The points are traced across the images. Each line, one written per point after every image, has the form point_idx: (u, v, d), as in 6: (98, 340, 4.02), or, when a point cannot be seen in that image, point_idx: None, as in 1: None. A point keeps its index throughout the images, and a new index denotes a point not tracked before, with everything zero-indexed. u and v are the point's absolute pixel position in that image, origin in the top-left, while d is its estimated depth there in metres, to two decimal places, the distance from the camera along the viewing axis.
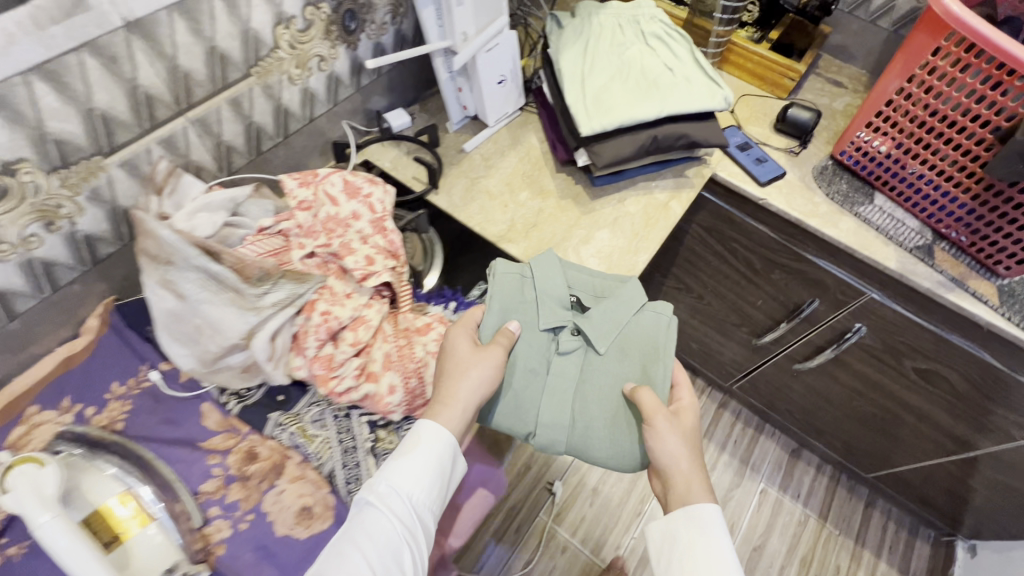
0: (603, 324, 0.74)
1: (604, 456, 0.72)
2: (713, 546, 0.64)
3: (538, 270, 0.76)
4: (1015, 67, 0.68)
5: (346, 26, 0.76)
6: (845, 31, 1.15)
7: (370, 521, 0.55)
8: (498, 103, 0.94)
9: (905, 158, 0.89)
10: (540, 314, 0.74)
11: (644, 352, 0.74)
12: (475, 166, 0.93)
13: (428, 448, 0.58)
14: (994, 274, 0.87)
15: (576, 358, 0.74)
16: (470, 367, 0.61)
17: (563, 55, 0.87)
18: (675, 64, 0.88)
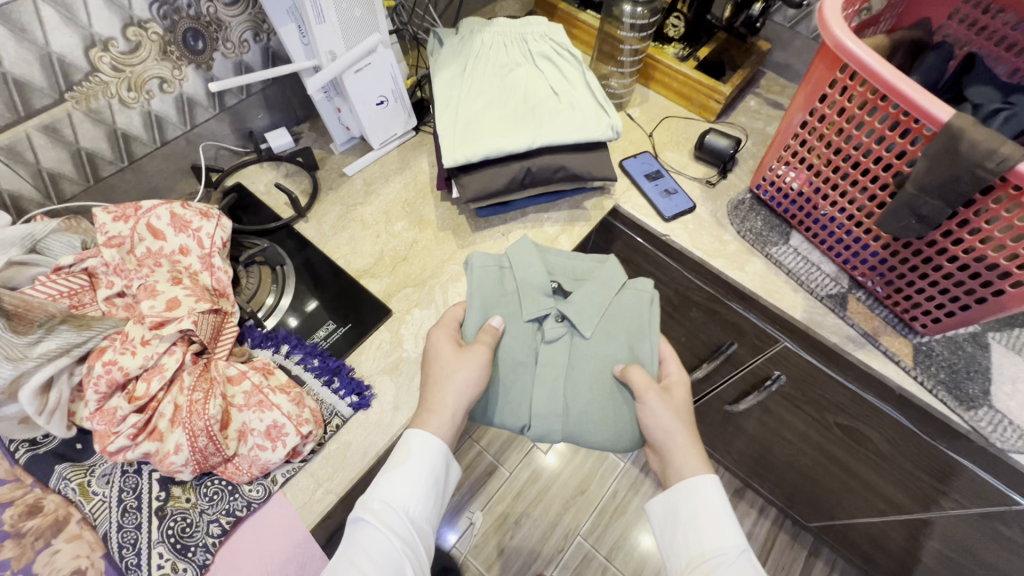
0: (585, 307, 0.75)
1: (604, 439, 0.73)
2: (716, 515, 0.65)
3: (516, 259, 0.76)
4: (907, 107, 0.61)
5: (190, 46, 0.72)
6: (787, 48, 1.06)
7: (370, 539, 0.58)
8: (381, 125, 0.88)
9: (816, 198, 0.80)
10: (523, 305, 0.74)
11: (630, 331, 0.76)
12: (355, 191, 0.88)
13: (418, 463, 0.61)
14: (912, 330, 0.78)
15: (563, 347, 0.74)
16: (455, 371, 0.64)
17: (439, 78, 0.81)
18: (562, 88, 0.81)
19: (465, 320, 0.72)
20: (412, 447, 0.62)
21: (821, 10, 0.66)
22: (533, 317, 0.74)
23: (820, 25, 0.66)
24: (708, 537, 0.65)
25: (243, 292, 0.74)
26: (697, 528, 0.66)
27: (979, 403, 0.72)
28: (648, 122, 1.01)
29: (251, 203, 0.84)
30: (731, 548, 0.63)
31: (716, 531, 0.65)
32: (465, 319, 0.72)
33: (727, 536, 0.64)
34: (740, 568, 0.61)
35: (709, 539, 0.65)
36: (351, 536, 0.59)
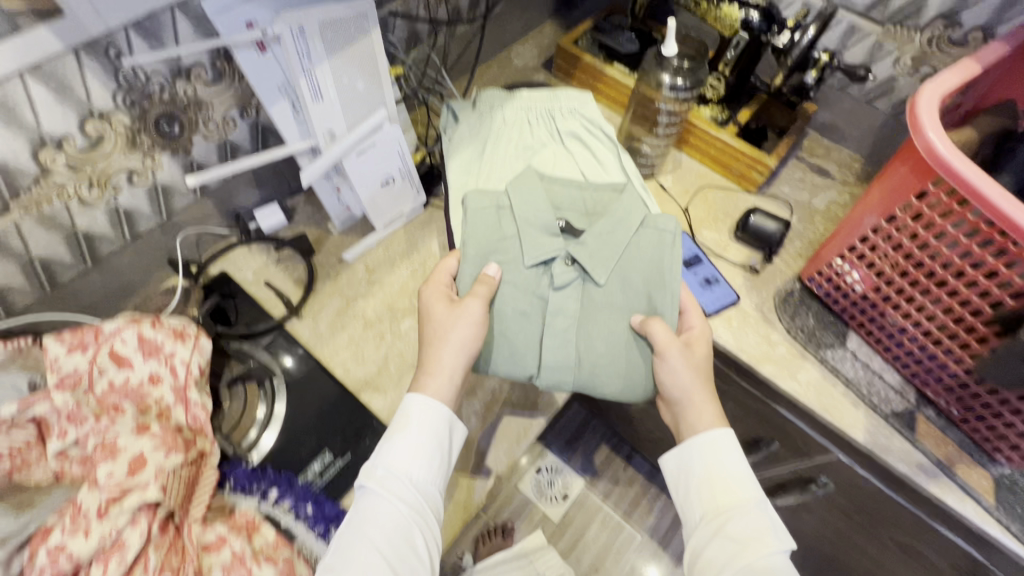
0: (598, 249, 0.66)
1: (618, 392, 0.65)
2: (732, 470, 0.60)
3: (516, 198, 0.68)
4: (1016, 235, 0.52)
5: (164, 132, 0.61)
6: (834, 109, 0.95)
7: (375, 511, 0.54)
8: (387, 205, 0.78)
9: (884, 305, 0.70)
10: (526, 250, 0.66)
11: (648, 277, 0.66)
12: (356, 281, 0.78)
13: (421, 428, 0.57)
14: (993, 460, 0.69)
15: (569, 295, 0.66)
16: (451, 327, 0.60)
17: (455, 163, 0.73)
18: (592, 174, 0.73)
19: (459, 272, 0.65)
20: (411, 413, 0.57)
21: (914, 101, 0.57)
22: (531, 265, 0.67)
23: (914, 129, 0.56)
24: (723, 490, 0.59)
25: (227, 418, 0.65)
26: (711, 482, 0.60)
27: None
28: (682, 194, 0.91)
29: (237, 295, 0.74)
30: (746, 501, 0.59)
31: (732, 483, 0.59)
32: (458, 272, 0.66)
33: (744, 487, 0.59)
34: (756, 520, 0.57)
35: (725, 493, 0.59)
36: (356, 509, 0.55)
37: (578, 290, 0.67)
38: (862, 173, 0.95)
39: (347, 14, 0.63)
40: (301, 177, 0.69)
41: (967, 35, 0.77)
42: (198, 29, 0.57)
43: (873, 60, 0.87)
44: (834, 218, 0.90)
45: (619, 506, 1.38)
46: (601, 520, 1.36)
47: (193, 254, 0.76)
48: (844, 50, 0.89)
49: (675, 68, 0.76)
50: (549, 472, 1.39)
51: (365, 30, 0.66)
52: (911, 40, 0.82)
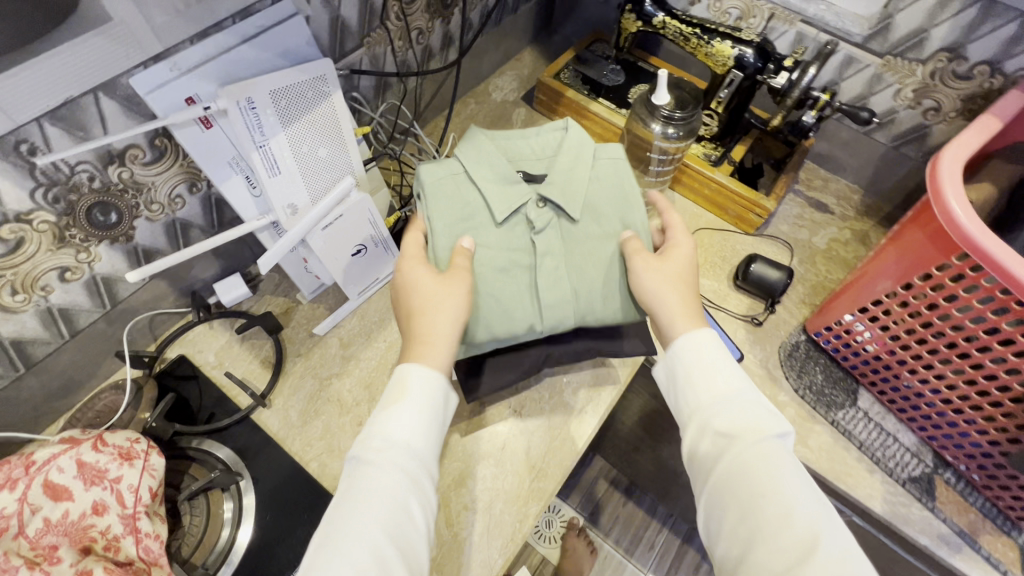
0: (565, 187, 0.61)
1: (616, 315, 0.61)
2: (713, 365, 0.54)
3: (472, 157, 0.61)
4: None
5: (99, 223, 0.54)
6: (832, 139, 0.90)
7: (373, 480, 0.47)
8: (359, 274, 0.71)
9: (898, 367, 0.66)
10: (494, 206, 0.60)
11: (617, 201, 0.62)
12: (329, 358, 0.71)
13: (422, 397, 0.51)
14: (1016, 527, 0.65)
15: (552, 234, 0.61)
16: (433, 296, 0.54)
17: (434, 188, 0.60)
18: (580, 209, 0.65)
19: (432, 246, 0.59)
20: (411, 382, 0.51)
21: (934, 166, 0.53)
22: (503, 220, 0.60)
23: (934, 197, 0.52)
24: (705, 384, 0.54)
25: (187, 536, 0.58)
26: (696, 380, 0.54)
27: None
28: None
29: (198, 379, 0.68)
30: (731, 393, 0.53)
31: (715, 377, 0.54)
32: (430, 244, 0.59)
33: (729, 380, 0.54)
34: (744, 412, 0.51)
35: (710, 389, 0.53)
36: (348, 479, 0.49)
37: (561, 229, 0.62)
38: (862, 205, 0.91)
39: (302, 79, 0.58)
40: (257, 261, 0.62)
41: (973, 69, 0.72)
42: (128, 110, 0.50)
43: (872, 92, 0.82)
44: (836, 258, 0.85)
45: (620, 543, 1.33)
46: (602, 559, 1.31)
47: (147, 338, 0.69)
48: (840, 81, 0.84)
49: (665, 118, 0.70)
50: (548, 511, 1.35)
51: (325, 93, 0.61)
52: (912, 72, 0.77)
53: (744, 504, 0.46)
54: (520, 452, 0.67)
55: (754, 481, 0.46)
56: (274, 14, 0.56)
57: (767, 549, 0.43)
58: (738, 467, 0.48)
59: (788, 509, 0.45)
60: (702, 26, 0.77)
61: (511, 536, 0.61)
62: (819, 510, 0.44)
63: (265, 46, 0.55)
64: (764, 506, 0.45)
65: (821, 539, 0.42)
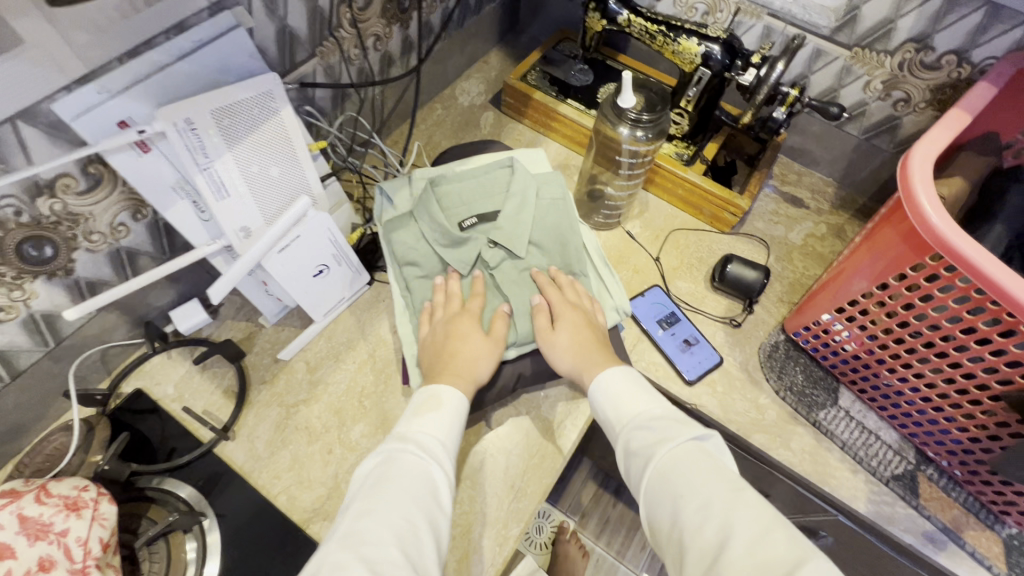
0: (513, 226, 0.64)
1: None
2: (630, 388, 0.54)
3: (420, 212, 0.64)
4: (1008, 305, 0.47)
5: (31, 258, 0.51)
6: (805, 133, 0.89)
7: (407, 474, 0.47)
8: (322, 296, 0.68)
9: (877, 366, 0.65)
10: (447, 256, 0.63)
11: (561, 236, 0.66)
12: (296, 384, 0.68)
13: (455, 411, 0.53)
14: (999, 521, 0.64)
15: (511, 267, 0.64)
16: (473, 352, 0.58)
17: (397, 244, 0.64)
18: (536, 239, 0.66)
19: (411, 304, 0.64)
20: (448, 395, 0.53)
21: (906, 164, 0.51)
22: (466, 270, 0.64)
23: (907, 198, 0.50)
24: (615, 413, 0.53)
25: None
26: (616, 406, 0.53)
27: None
28: (652, 240, 0.84)
29: (157, 413, 0.65)
30: (647, 414, 0.52)
31: (622, 402, 0.53)
32: (411, 303, 0.64)
33: (635, 403, 0.53)
34: (659, 427, 0.50)
35: (628, 413, 0.53)
36: (374, 478, 0.48)
37: (517, 262, 0.65)
38: (837, 199, 0.90)
39: (247, 96, 0.55)
40: (208, 290, 0.58)
41: (941, 58, 0.71)
42: (54, 137, 0.47)
43: (842, 85, 0.81)
44: (813, 254, 0.84)
45: (612, 546, 1.32)
46: (594, 562, 1.30)
47: (100, 373, 0.65)
48: (810, 75, 0.83)
49: (633, 121, 0.68)
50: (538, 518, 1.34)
51: (273, 109, 0.58)
52: (880, 64, 0.76)
53: (669, 510, 0.46)
54: (498, 473, 0.64)
55: (670, 487, 0.46)
56: (213, 28, 0.52)
57: (697, 548, 0.43)
58: (656, 478, 0.47)
59: (710, 498, 0.44)
60: (667, 23, 0.75)
61: (489, 561, 0.59)
62: (741, 491, 0.45)
63: (203, 62, 0.52)
64: (684, 506, 0.45)
65: (736, 525, 0.42)
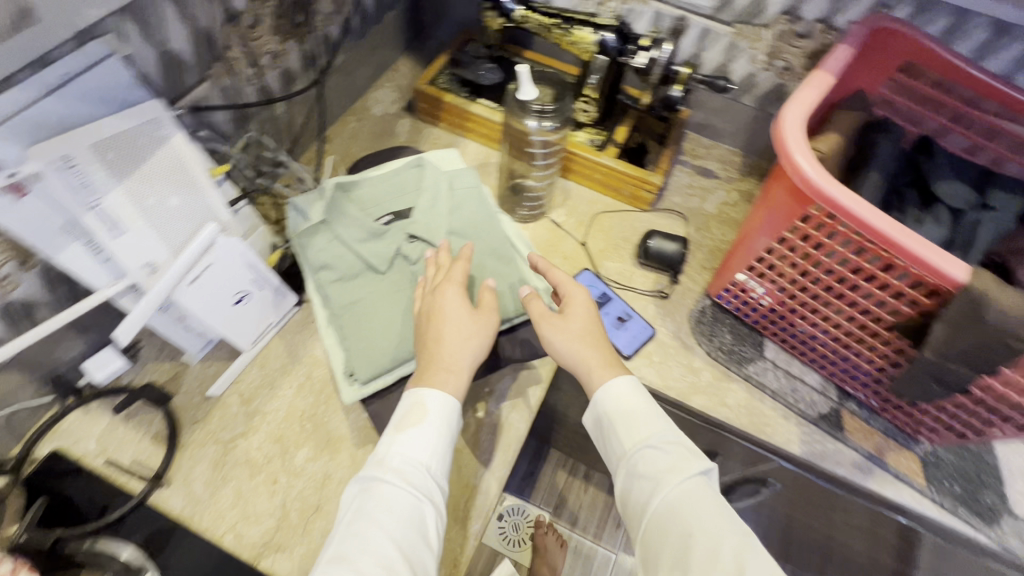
0: (430, 218, 0.62)
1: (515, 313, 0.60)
2: (642, 407, 0.55)
3: (333, 214, 0.61)
4: (881, 243, 0.51)
5: None
6: (706, 108, 0.94)
7: (386, 508, 0.46)
8: (245, 322, 0.66)
9: (791, 316, 0.69)
10: (364, 255, 0.59)
11: (482, 222, 0.64)
12: (231, 418, 0.66)
13: (440, 423, 0.49)
14: (915, 440, 0.70)
15: (434, 257, 0.61)
16: (470, 332, 0.53)
17: (310, 249, 0.59)
18: (457, 228, 0.63)
19: (333, 311, 0.58)
20: (432, 406, 0.49)
21: (779, 123, 0.55)
22: (387, 268, 0.60)
23: (784, 154, 0.53)
24: (630, 430, 0.54)
25: None
26: (625, 423, 0.54)
27: (999, 514, 0.67)
28: (577, 226, 0.86)
29: (80, 472, 0.61)
30: (658, 437, 0.53)
31: (640, 421, 0.54)
32: (332, 310, 0.58)
33: (653, 422, 0.54)
34: (670, 456, 0.51)
35: (638, 432, 0.53)
36: (358, 504, 0.47)
37: (439, 254, 0.61)
38: (743, 166, 0.95)
39: (130, 125, 0.53)
40: (114, 333, 0.55)
41: (810, 27, 0.77)
42: None
43: (731, 60, 0.86)
44: (727, 220, 0.89)
45: (588, 530, 1.33)
46: (572, 549, 1.31)
47: (10, 440, 0.61)
48: (702, 53, 0.88)
49: (538, 113, 0.70)
50: (512, 514, 1.26)
51: (163, 137, 0.57)
52: (760, 37, 0.82)
53: (675, 549, 0.46)
54: (452, 475, 0.64)
55: (680, 523, 0.47)
56: (82, 58, 0.50)
57: None
58: (667, 511, 0.48)
59: (716, 548, 0.45)
60: (561, 16, 0.78)
61: (452, 564, 0.59)
62: (744, 540, 0.46)
63: (77, 96, 0.50)
64: (695, 546, 0.46)
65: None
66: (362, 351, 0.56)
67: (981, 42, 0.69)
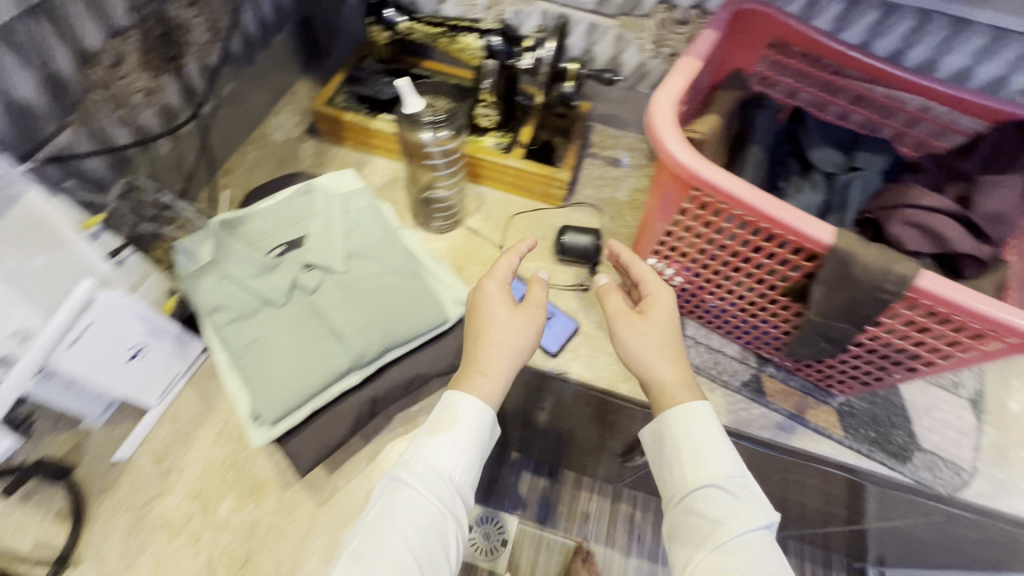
0: (325, 244, 0.61)
1: (425, 326, 0.59)
2: (717, 445, 0.57)
3: (221, 252, 0.58)
4: (756, 217, 0.52)
5: None
6: (607, 100, 0.96)
7: (408, 511, 0.52)
8: (147, 376, 0.62)
9: (701, 293, 0.71)
10: (258, 290, 0.57)
11: (381, 240, 0.63)
12: (144, 481, 0.62)
13: (470, 431, 0.54)
14: (830, 394, 0.74)
15: (333, 284, 0.59)
16: (511, 334, 0.56)
17: (198, 291, 0.57)
18: (356, 250, 0.62)
19: (231, 352, 0.55)
20: (463, 414, 0.54)
21: (651, 111, 0.56)
22: (285, 300, 0.58)
23: (657, 144, 0.54)
24: (696, 465, 0.57)
25: None
26: (689, 456, 0.57)
27: (910, 451, 0.71)
28: (495, 230, 0.86)
29: None
30: (726, 480, 0.55)
31: (708, 459, 0.56)
32: (230, 351, 0.56)
33: (721, 461, 0.56)
34: (733, 501, 0.54)
35: (704, 469, 0.56)
36: (387, 496, 0.53)
37: (339, 279, 0.60)
38: (650, 152, 0.98)
39: None
40: None
41: (687, 13, 0.80)
42: None
43: (621, 51, 0.88)
44: (639, 206, 0.91)
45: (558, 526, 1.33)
46: None
47: None
48: (593, 47, 0.89)
49: (432, 124, 0.71)
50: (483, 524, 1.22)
51: (17, 195, 0.52)
52: (644, 27, 0.84)
53: None
54: None
55: (737, 569, 0.50)
56: None
57: None
58: (722, 557, 0.51)
59: None
60: (447, 24, 0.80)
61: None
62: None
63: None
64: None
65: None
66: (267, 390, 0.53)
67: (839, 14, 0.73)
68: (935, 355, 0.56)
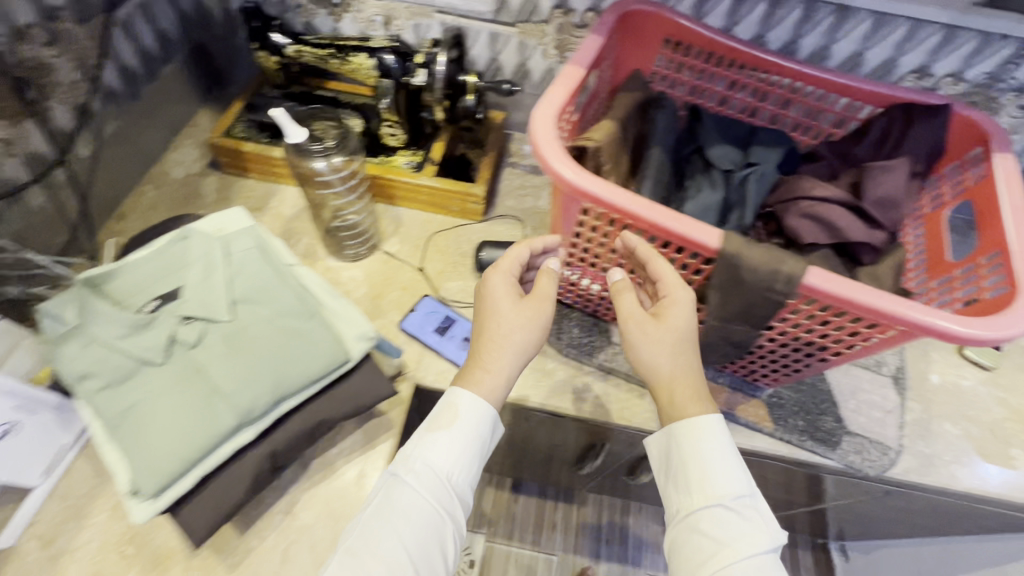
0: (204, 293, 0.57)
1: (319, 369, 0.55)
2: (728, 462, 0.52)
3: (86, 313, 0.54)
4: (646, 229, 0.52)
5: None
6: (521, 108, 0.94)
7: (405, 509, 0.51)
8: (25, 455, 0.57)
9: None
10: (130, 351, 0.53)
11: (267, 282, 0.59)
12: (31, 569, 0.56)
13: (468, 429, 0.53)
14: (758, 387, 0.74)
15: (215, 335, 0.55)
16: (515, 329, 0.55)
17: (62, 359, 0.52)
18: (241, 296, 0.58)
19: (105, 422, 0.51)
20: (462, 413, 0.53)
21: (530, 127, 0.54)
22: (164, 359, 0.54)
23: (540, 163, 0.52)
24: (704, 483, 0.52)
25: None
26: (695, 472, 0.53)
27: (839, 436, 0.71)
28: (413, 252, 0.83)
29: None
30: (734, 499, 0.51)
31: (718, 477, 0.52)
32: (105, 421, 0.51)
33: (731, 480, 0.52)
34: (740, 523, 0.50)
35: (712, 486, 0.52)
36: (384, 494, 0.52)
37: (222, 329, 0.56)
38: None
39: None
40: None
41: (584, 16, 0.79)
42: None
43: (526, 59, 0.87)
44: None
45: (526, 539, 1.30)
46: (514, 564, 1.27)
47: None
48: (499, 56, 0.87)
49: (324, 151, 0.68)
50: None
51: None
52: (544, 33, 0.82)
53: None
54: (304, 557, 0.58)
55: None
56: None
57: None
58: None
59: None
60: (335, 45, 0.78)
61: None
62: None
63: None
64: None
65: None
66: (147, 459, 0.49)
67: (728, 9, 0.73)
68: (839, 345, 0.56)
